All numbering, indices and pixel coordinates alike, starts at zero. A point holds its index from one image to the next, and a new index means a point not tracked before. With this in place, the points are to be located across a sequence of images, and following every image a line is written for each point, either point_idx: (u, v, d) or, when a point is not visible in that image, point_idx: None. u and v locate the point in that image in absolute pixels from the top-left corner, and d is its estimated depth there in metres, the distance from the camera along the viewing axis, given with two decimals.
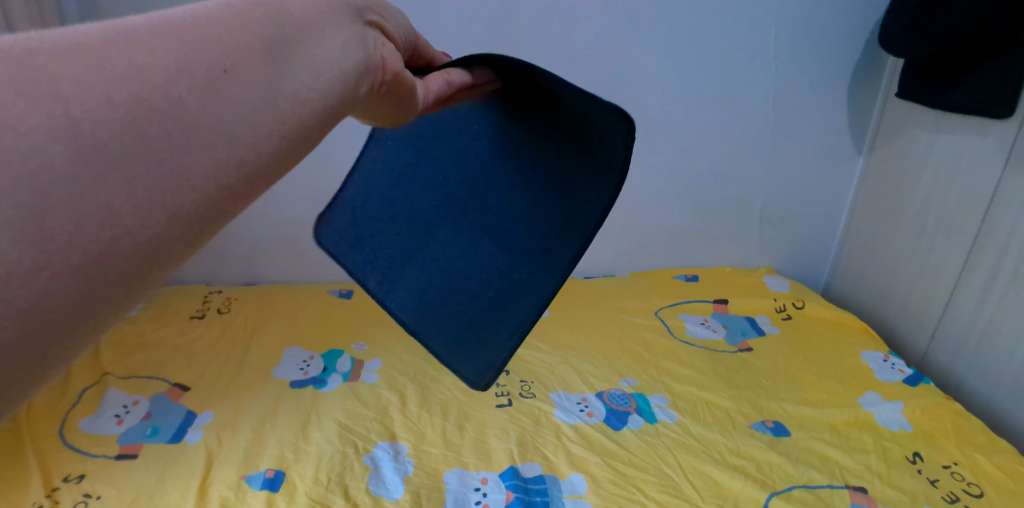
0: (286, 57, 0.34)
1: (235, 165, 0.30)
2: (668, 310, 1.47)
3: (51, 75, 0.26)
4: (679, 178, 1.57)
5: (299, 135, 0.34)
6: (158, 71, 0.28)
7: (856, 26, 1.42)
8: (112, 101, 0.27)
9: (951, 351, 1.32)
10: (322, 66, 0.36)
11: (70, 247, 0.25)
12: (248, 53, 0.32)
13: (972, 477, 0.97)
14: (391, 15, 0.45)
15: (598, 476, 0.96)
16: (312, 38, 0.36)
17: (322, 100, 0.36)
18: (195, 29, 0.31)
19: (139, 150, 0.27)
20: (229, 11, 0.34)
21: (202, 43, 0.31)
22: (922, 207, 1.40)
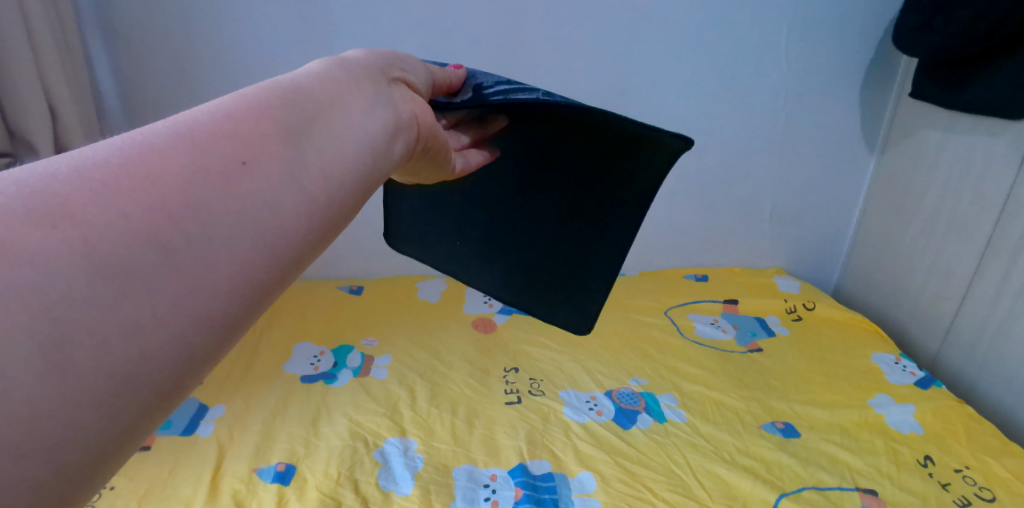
0: (304, 140, 0.36)
1: (258, 255, 0.32)
2: (677, 310, 1.47)
3: (74, 207, 0.28)
4: (690, 177, 1.56)
5: (318, 216, 0.36)
6: (173, 177, 0.31)
7: (870, 26, 1.41)
8: (129, 217, 0.29)
9: (963, 354, 1.32)
10: (338, 144, 0.38)
11: (95, 360, 0.26)
12: (271, 143, 0.35)
13: (984, 481, 0.96)
14: (414, 72, 0.49)
15: (607, 475, 0.96)
16: (330, 117, 0.38)
17: (352, 164, 0.38)
18: (218, 128, 0.34)
19: (157, 257, 0.29)
20: (245, 103, 0.36)
21: (225, 140, 0.33)
22: (934, 208, 1.39)
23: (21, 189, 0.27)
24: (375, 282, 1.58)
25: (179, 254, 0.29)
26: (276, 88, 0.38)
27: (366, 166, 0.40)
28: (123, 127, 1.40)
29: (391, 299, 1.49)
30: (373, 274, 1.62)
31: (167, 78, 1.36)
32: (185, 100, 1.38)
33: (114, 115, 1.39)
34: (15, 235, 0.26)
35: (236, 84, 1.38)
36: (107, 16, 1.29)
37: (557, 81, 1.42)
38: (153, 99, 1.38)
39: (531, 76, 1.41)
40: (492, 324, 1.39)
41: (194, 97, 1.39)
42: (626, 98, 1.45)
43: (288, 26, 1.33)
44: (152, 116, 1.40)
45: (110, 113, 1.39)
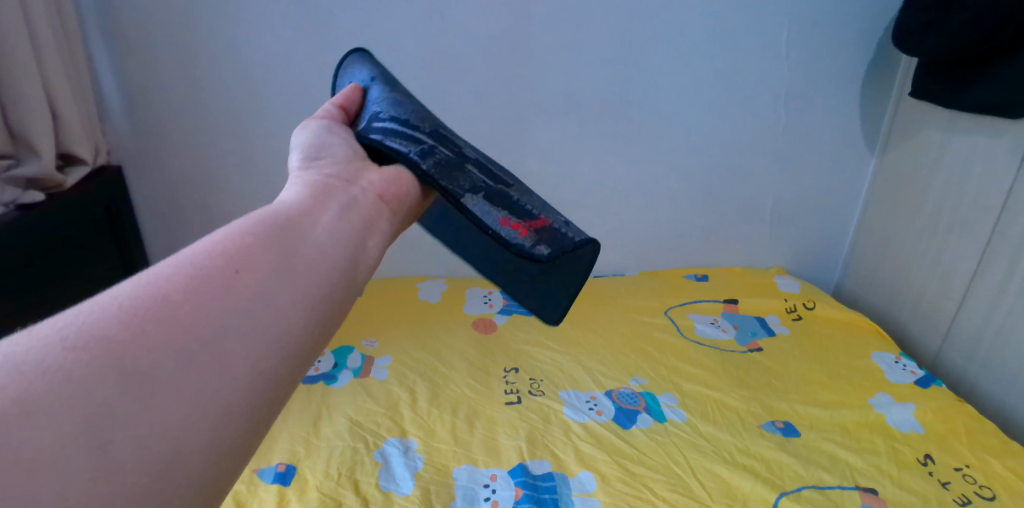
0: (283, 254, 0.46)
1: (261, 348, 0.41)
2: (678, 310, 1.47)
3: (103, 334, 0.34)
4: (690, 177, 1.57)
5: (302, 309, 0.45)
6: (181, 300, 0.39)
7: (870, 25, 1.41)
8: (148, 331, 0.36)
9: (963, 354, 1.31)
10: (313, 253, 0.48)
11: (139, 446, 0.32)
12: (252, 257, 0.44)
13: (984, 480, 0.96)
14: (333, 155, 0.62)
15: (607, 474, 0.96)
16: (302, 232, 0.49)
17: (328, 248, 0.50)
18: (207, 258, 0.43)
19: (178, 363, 0.36)
20: (225, 235, 0.46)
21: (215, 265, 0.43)
22: (935, 207, 1.39)
23: (58, 331, 0.34)
24: (376, 282, 1.58)
25: (195, 358, 0.37)
26: (244, 220, 0.48)
27: (334, 256, 0.50)
28: (125, 129, 1.41)
29: (392, 300, 1.49)
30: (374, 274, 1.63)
31: (168, 80, 1.37)
32: (186, 102, 1.39)
33: (116, 117, 1.40)
34: (66, 365, 0.32)
35: (237, 84, 1.38)
36: (109, 18, 1.30)
37: (557, 81, 1.42)
38: (153, 100, 1.38)
39: (531, 76, 1.41)
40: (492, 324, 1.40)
41: (195, 98, 1.39)
42: (626, 99, 1.45)
43: (289, 27, 1.33)
44: (154, 118, 1.40)
45: (111, 114, 1.39)
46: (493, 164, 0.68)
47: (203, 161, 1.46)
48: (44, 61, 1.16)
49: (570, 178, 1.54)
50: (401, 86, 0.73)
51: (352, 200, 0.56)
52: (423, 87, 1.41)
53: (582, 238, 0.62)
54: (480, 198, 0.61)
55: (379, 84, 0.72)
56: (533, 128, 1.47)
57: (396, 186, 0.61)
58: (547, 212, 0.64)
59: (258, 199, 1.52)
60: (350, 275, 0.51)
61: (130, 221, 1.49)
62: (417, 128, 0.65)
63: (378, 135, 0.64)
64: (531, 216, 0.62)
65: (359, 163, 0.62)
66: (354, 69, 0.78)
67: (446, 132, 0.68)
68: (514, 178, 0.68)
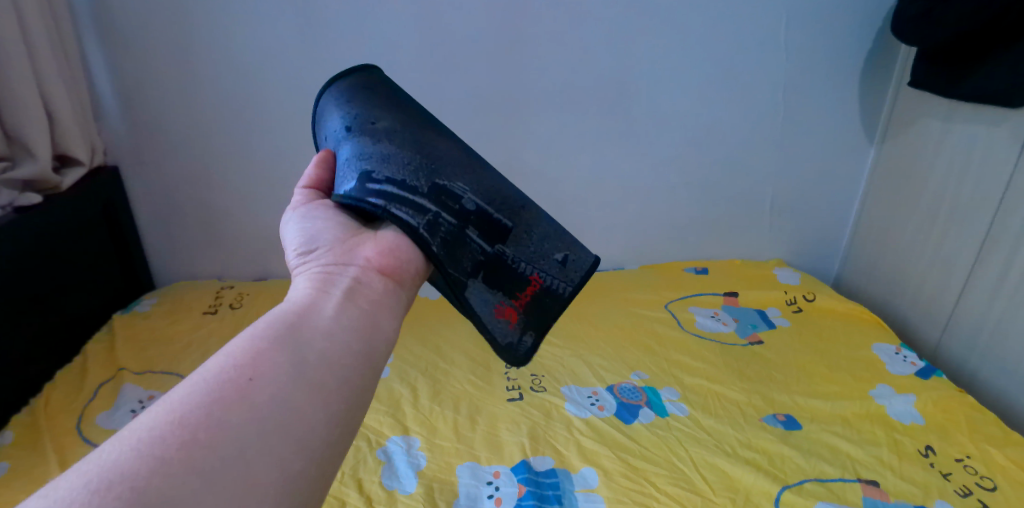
0: (294, 353, 0.49)
1: (279, 450, 0.43)
2: (678, 303, 1.47)
3: (123, 471, 0.37)
4: (689, 170, 1.56)
5: (320, 402, 0.47)
6: (197, 420, 0.42)
7: (869, 15, 1.41)
8: (166, 459, 0.39)
9: (964, 344, 1.32)
10: (322, 345, 0.51)
11: None
12: (265, 361, 0.47)
13: (985, 470, 0.97)
14: (323, 241, 0.64)
15: (610, 469, 0.96)
16: (309, 327, 0.52)
17: (336, 336, 0.52)
18: (224, 369, 0.46)
19: (194, 481, 0.39)
20: (239, 343, 0.49)
21: (230, 374, 0.45)
22: (935, 198, 1.39)
23: (85, 475, 0.37)
24: None
25: (216, 475, 0.39)
26: (252, 326, 0.51)
27: (344, 343, 0.52)
28: (121, 129, 1.41)
29: None
30: None
31: (163, 78, 1.36)
32: (182, 100, 1.38)
33: (111, 117, 1.39)
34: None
35: (232, 82, 1.37)
36: (101, 17, 1.29)
37: (555, 75, 1.41)
38: (148, 99, 1.37)
39: (529, 69, 1.40)
40: None
41: (190, 96, 1.38)
42: (625, 91, 1.44)
43: (283, 22, 1.32)
44: (149, 117, 1.40)
45: (107, 114, 1.39)
46: (491, 204, 0.66)
47: (200, 159, 1.45)
48: (38, 62, 1.15)
49: (568, 172, 1.53)
50: (381, 125, 0.69)
51: (353, 285, 0.59)
52: (420, 81, 1.40)
53: (572, 289, 0.67)
54: (478, 281, 0.64)
55: (357, 134, 0.69)
56: (531, 122, 1.46)
57: (395, 255, 0.63)
58: (542, 263, 0.66)
59: (255, 197, 1.51)
60: (366, 357, 0.53)
61: (128, 221, 1.48)
62: (413, 190, 0.64)
63: (377, 200, 0.63)
64: (525, 283, 0.65)
65: (354, 242, 0.64)
66: (328, 115, 0.74)
67: (442, 179, 0.65)
68: (512, 214, 0.66)
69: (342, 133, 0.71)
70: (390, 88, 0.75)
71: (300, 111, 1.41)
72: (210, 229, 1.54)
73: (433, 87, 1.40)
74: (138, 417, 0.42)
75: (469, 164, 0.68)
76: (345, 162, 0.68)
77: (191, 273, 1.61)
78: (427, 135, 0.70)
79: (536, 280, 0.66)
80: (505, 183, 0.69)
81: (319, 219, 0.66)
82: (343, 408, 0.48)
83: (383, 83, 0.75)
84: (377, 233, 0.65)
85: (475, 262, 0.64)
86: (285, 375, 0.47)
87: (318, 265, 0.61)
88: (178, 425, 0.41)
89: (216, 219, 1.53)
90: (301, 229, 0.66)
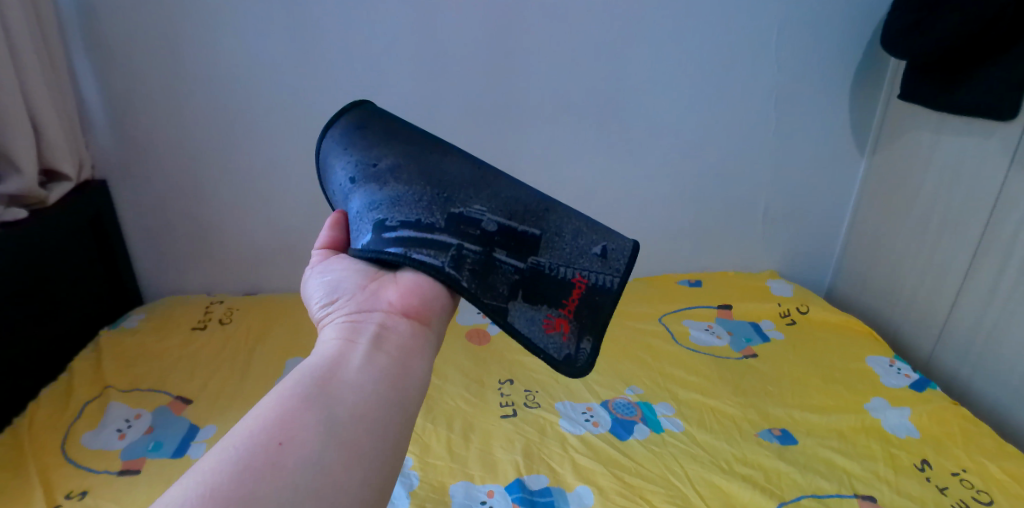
0: (325, 411, 0.50)
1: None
2: (672, 316, 1.46)
3: None
4: (682, 182, 1.56)
5: (352, 463, 0.47)
6: (230, 489, 0.42)
7: (859, 28, 1.42)
8: None
9: (956, 355, 1.32)
10: (352, 401, 0.52)
11: None
12: (297, 424, 0.48)
13: (981, 484, 0.96)
14: (342, 290, 0.66)
15: (605, 487, 0.95)
16: (339, 382, 0.53)
17: (365, 388, 0.54)
18: (257, 433, 0.47)
19: None
20: (271, 405, 0.50)
21: (262, 438, 0.46)
22: (925, 210, 1.39)
23: None
24: None
25: None
26: (284, 386, 0.52)
27: (374, 397, 0.53)
28: (110, 143, 1.39)
29: None
30: None
31: (153, 92, 1.35)
32: (172, 114, 1.37)
33: (101, 131, 1.38)
34: None
35: (223, 95, 1.36)
36: (92, 30, 1.28)
37: (547, 87, 1.41)
38: (139, 112, 1.36)
39: (521, 82, 1.40)
40: (486, 335, 1.39)
41: (180, 109, 1.37)
42: (618, 104, 1.45)
43: (276, 35, 1.31)
44: (139, 131, 1.38)
45: (95, 128, 1.37)
46: (512, 219, 0.68)
47: (189, 173, 1.44)
48: (26, 76, 1.13)
49: (561, 184, 1.53)
50: (385, 168, 0.71)
51: (379, 332, 0.61)
52: (412, 95, 1.39)
53: (617, 281, 0.69)
54: (522, 300, 0.65)
55: (364, 184, 0.71)
56: (524, 135, 1.46)
57: (416, 295, 0.65)
58: (582, 262, 0.68)
59: (246, 211, 1.50)
60: (396, 409, 0.54)
61: (116, 236, 1.46)
62: (431, 229, 0.66)
63: (397, 248, 0.64)
64: (569, 288, 0.67)
65: (376, 288, 0.66)
66: (333, 169, 0.76)
67: (457, 208, 0.67)
68: (537, 221, 0.69)
69: (349, 186, 0.73)
70: (384, 124, 0.76)
71: (292, 124, 1.41)
72: (200, 243, 1.53)
73: (426, 100, 1.40)
74: (177, 485, 0.43)
75: (478, 183, 0.71)
76: (358, 213, 0.70)
77: (180, 288, 1.59)
78: (429, 164, 0.71)
79: (580, 281, 0.68)
80: (521, 191, 0.71)
81: (340, 272, 0.68)
82: (373, 468, 0.48)
83: (378, 123, 0.77)
84: (397, 274, 0.67)
85: (513, 282, 0.65)
86: (317, 438, 0.47)
87: (342, 317, 0.63)
88: (212, 494, 0.42)
89: (206, 234, 1.52)
90: (324, 285, 0.68)
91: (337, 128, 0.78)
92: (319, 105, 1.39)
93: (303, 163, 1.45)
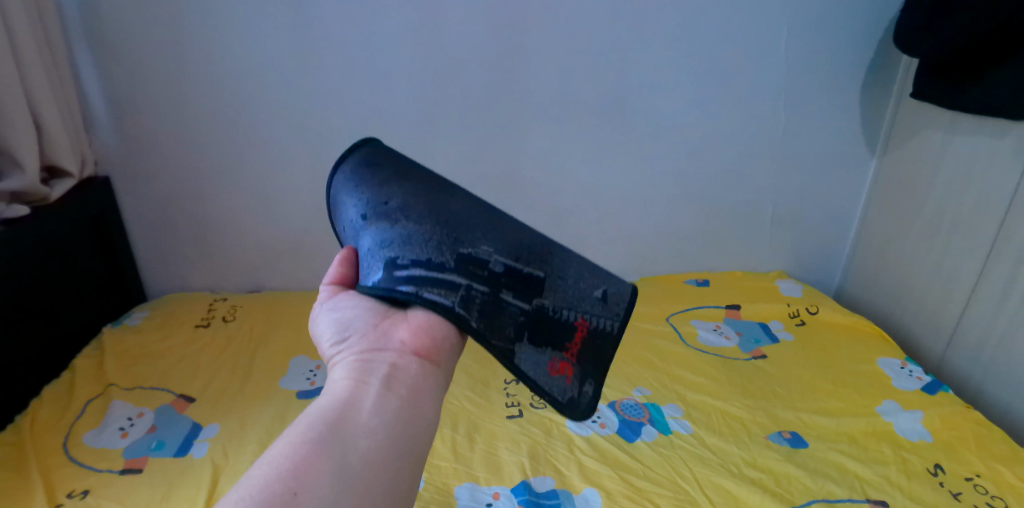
0: (338, 459, 0.49)
1: None
2: (679, 316, 1.45)
3: None
4: (690, 182, 1.54)
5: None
6: None
7: (870, 26, 1.40)
8: None
9: (968, 358, 1.30)
10: (364, 448, 0.51)
11: None
12: (309, 471, 0.48)
13: (995, 490, 0.94)
14: (352, 328, 0.64)
15: (612, 490, 0.94)
16: (351, 429, 0.52)
17: (377, 434, 0.53)
18: (269, 482, 0.46)
19: None
20: (283, 452, 0.49)
21: (275, 486, 0.46)
22: (938, 211, 1.37)
23: None
24: None
25: None
26: (295, 432, 0.52)
27: (385, 444, 0.53)
28: (114, 140, 1.38)
29: None
30: None
31: (156, 89, 1.34)
32: (175, 111, 1.36)
33: (104, 128, 1.37)
34: None
35: (226, 92, 1.35)
36: (94, 27, 1.27)
37: (554, 85, 1.40)
38: (142, 110, 1.35)
39: (527, 80, 1.38)
40: None
41: (183, 107, 1.36)
42: (624, 103, 1.43)
43: (278, 32, 1.30)
44: (142, 128, 1.37)
45: (98, 125, 1.36)
46: (519, 259, 0.66)
47: (193, 171, 1.43)
48: (28, 72, 1.13)
49: (568, 184, 1.51)
50: (395, 206, 0.68)
51: (390, 374, 0.59)
52: (417, 92, 1.38)
53: (615, 326, 0.67)
54: (528, 342, 0.62)
55: (373, 220, 0.68)
56: (530, 134, 1.44)
57: (426, 334, 0.63)
58: (584, 305, 0.66)
59: (249, 209, 1.49)
60: (407, 454, 0.53)
61: (119, 233, 1.46)
62: (441, 268, 0.63)
63: (408, 288, 0.61)
64: (573, 331, 0.65)
65: (386, 326, 0.63)
66: (341, 203, 0.73)
67: (466, 248, 0.64)
68: (543, 263, 0.66)
69: (358, 222, 0.70)
70: (396, 164, 0.75)
71: (295, 121, 1.39)
72: (203, 241, 1.52)
73: (431, 98, 1.39)
74: None
75: (486, 223, 0.68)
76: (368, 251, 0.67)
77: (183, 285, 1.58)
78: (439, 203, 0.69)
79: (582, 324, 0.65)
80: (525, 232, 0.70)
81: (349, 309, 0.65)
82: None
83: (388, 160, 0.75)
84: (406, 314, 0.64)
85: (520, 324, 0.62)
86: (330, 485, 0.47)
87: (352, 356, 0.61)
88: None
89: (209, 232, 1.51)
90: (335, 324, 0.65)
91: (348, 165, 0.76)
92: (322, 102, 1.38)
93: (306, 161, 1.44)
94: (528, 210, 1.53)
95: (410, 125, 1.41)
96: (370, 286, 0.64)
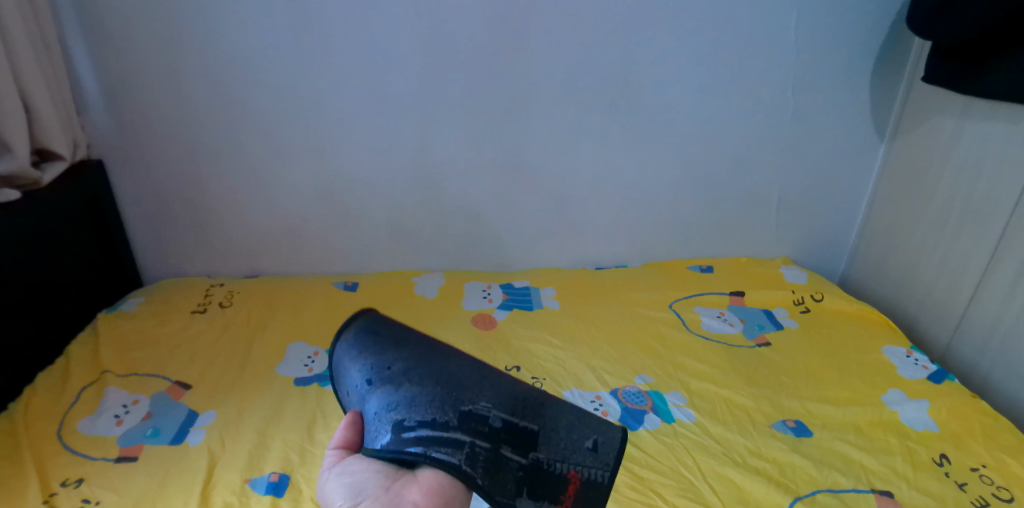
0: None
1: None
2: (682, 303, 1.43)
3: None
4: (695, 167, 1.51)
5: None
6: None
7: (883, 8, 1.36)
8: None
9: (975, 348, 1.28)
10: None
11: None
12: None
13: (1001, 481, 0.93)
14: (362, 488, 0.60)
15: (614, 479, 0.92)
16: None
17: None
18: None
19: None
20: None
21: None
22: (947, 197, 1.35)
23: None
24: (371, 277, 1.53)
25: None
26: None
27: None
28: (106, 122, 1.35)
29: (388, 296, 1.45)
30: (369, 269, 1.58)
31: (148, 70, 1.30)
32: (169, 93, 1.33)
33: (96, 110, 1.34)
34: None
35: (220, 73, 1.31)
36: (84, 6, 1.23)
37: (557, 67, 1.36)
38: (134, 92, 1.32)
39: (529, 61, 1.35)
40: (492, 320, 1.35)
41: (177, 88, 1.32)
42: (629, 85, 1.40)
43: (274, 11, 1.26)
44: (135, 110, 1.34)
45: (89, 107, 1.33)
46: (515, 414, 0.65)
47: (188, 154, 1.40)
48: (16, 52, 1.09)
49: (571, 168, 1.48)
50: (398, 370, 0.68)
51: None
52: (417, 73, 1.34)
53: (610, 474, 0.64)
54: (528, 497, 0.61)
55: (377, 384, 0.67)
56: (533, 117, 1.41)
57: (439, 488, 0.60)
58: (577, 456, 0.64)
59: (246, 193, 1.46)
60: None
61: (114, 217, 1.43)
62: (444, 427, 0.62)
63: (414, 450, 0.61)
64: (567, 483, 0.62)
65: (398, 487, 0.59)
66: (345, 366, 0.72)
67: (466, 406, 0.64)
68: (537, 415, 0.65)
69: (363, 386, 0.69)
70: (397, 330, 0.75)
71: (291, 102, 1.36)
72: (199, 226, 1.49)
73: (431, 80, 1.35)
74: None
75: (484, 380, 0.67)
76: (373, 417, 0.66)
77: (180, 271, 1.56)
78: (440, 364, 0.68)
79: (575, 475, 0.63)
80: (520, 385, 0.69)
81: (357, 472, 0.62)
82: None
83: (392, 325, 0.75)
84: (416, 472, 0.61)
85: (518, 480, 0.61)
86: None
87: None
88: None
89: (205, 216, 1.48)
90: (342, 490, 0.61)
91: (350, 332, 0.75)
92: (319, 84, 1.34)
93: (304, 144, 1.40)
94: (530, 195, 1.51)
95: (410, 107, 1.38)
96: (381, 451, 0.62)
